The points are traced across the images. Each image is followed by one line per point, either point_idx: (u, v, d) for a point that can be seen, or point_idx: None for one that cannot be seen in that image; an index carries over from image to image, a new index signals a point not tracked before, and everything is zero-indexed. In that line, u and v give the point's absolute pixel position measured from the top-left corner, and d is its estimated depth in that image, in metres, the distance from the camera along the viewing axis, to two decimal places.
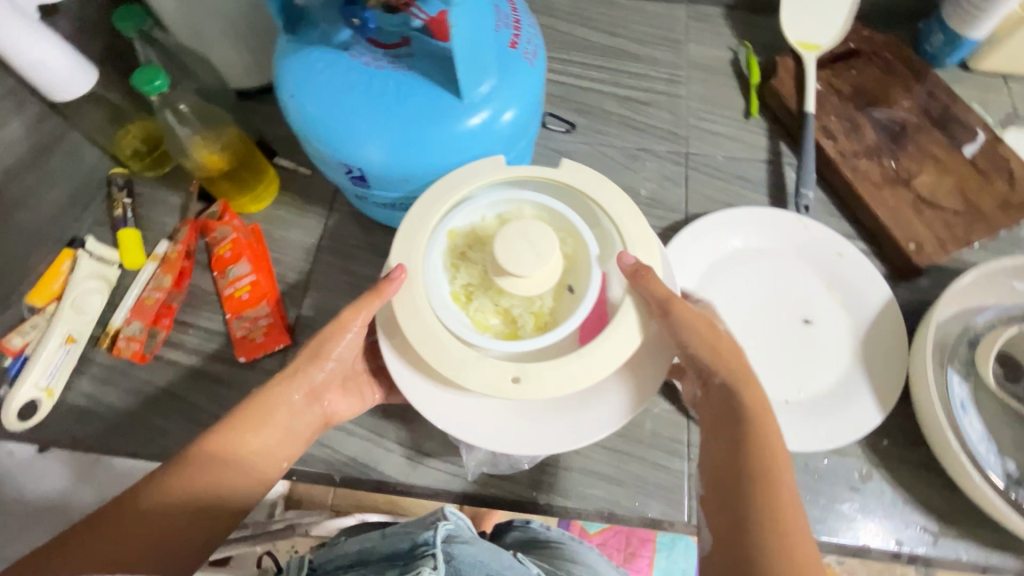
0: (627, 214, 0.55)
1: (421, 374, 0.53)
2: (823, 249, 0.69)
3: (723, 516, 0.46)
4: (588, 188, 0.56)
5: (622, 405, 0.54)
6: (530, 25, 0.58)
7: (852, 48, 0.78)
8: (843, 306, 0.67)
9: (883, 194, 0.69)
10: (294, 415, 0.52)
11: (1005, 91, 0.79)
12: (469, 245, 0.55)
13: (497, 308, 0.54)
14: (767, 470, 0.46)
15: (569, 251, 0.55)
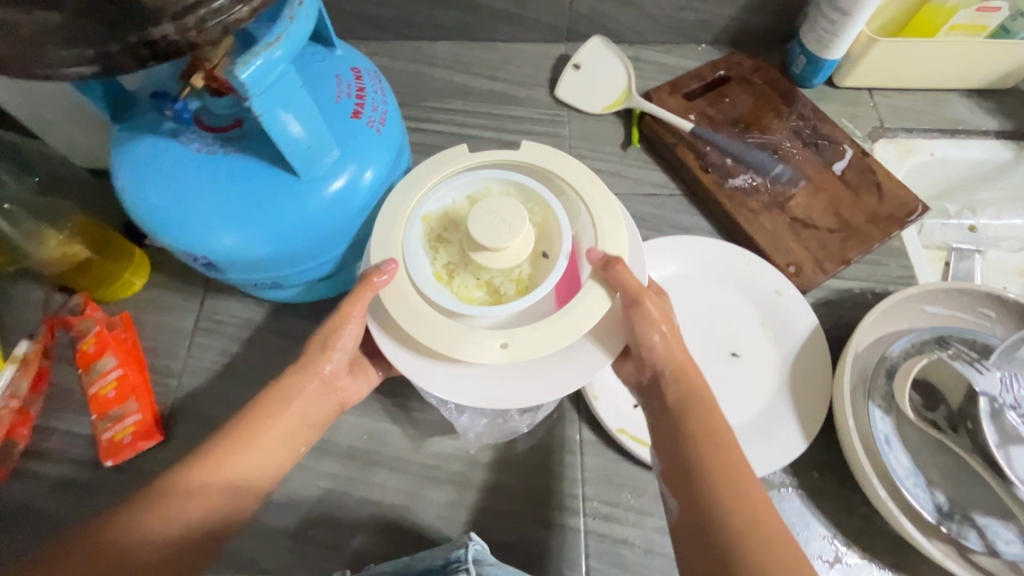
0: (586, 180, 0.55)
1: (411, 349, 0.52)
2: (761, 284, 0.65)
3: (688, 502, 0.45)
4: (549, 164, 0.56)
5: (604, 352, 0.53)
6: (376, 91, 0.57)
7: (723, 76, 0.80)
8: (772, 339, 0.64)
9: (760, 220, 0.69)
10: (312, 404, 0.53)
11: (870, 105, 0.82)
12: (444, 227, 0.54)
13: (479, 281, 0.52)
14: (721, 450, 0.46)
15: (540, 220, 0.54)
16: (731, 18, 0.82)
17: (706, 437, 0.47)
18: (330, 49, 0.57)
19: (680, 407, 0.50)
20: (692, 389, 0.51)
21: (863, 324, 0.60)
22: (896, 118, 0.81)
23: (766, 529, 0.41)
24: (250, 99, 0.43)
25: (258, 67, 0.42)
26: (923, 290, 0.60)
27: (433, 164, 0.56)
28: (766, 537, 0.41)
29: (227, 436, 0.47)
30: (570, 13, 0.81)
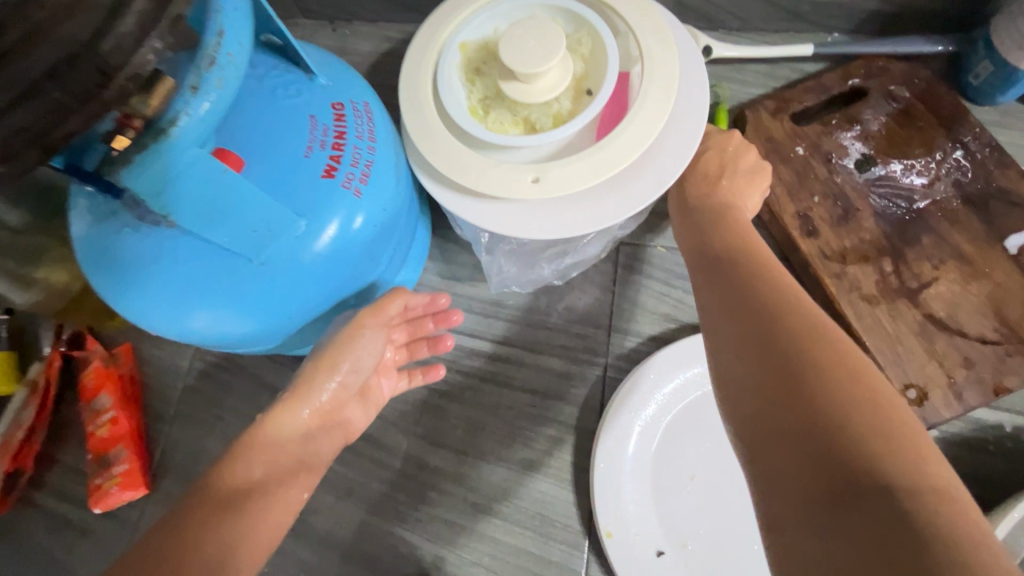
0: (640, 14, 0.48)
1: (439, 183, 0.49)
2: None
3: (743, 359, 0.32)
4: None
5: (653, 179, 0.47)
6: (361, 134, 0.45)
7: (857, 87, 0.58)
8: None
9: (875, 314, 0.50)
10: (310, 438, 0.48)
11: None
12: (482, 59, 0.50)
13: (516, 117, 0.49)
14: (778, 301, 0.33)
15: (587, 51, 0.50)
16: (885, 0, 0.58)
17: (774, 294, 0.34)
18: (309, 77, 0.45)
19: (732, 268, 0.38)
20: (744, 254, 0.39)
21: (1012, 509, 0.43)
22: None
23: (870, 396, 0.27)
24: (151, 204, 0.37)
25: (144, 166, 0.35)
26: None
27: None
28: (869, 403, 0.27)
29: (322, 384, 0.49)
30: None
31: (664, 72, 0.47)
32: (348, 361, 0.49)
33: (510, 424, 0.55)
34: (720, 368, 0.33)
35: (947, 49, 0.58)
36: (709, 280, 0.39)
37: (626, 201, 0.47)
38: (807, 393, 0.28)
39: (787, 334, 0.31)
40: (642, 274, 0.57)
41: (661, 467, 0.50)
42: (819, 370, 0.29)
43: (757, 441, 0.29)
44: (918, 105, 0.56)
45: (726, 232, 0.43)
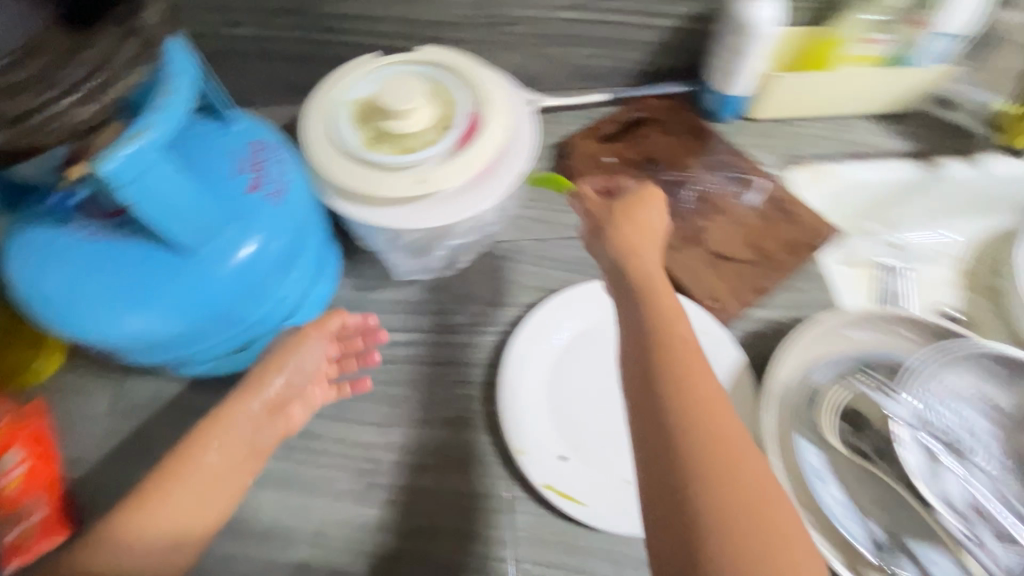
0: (478, 72, 0.69)
1: (346, 199, 0.63)
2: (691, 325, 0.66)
3: (666, 521, 0.39)
4: (448, 59, 0.70)
5: (505, 178, 0.67)
6: (277, 162, 0.57)
7: (639, 117, 0.83)
8: None
9: (678, 256, 0.70)
10: (259, 427, 0.55)
11: (781, 136, 0.85)
12: (366, 108, 0.66)
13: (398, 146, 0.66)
14: (700, 419, 0.43)
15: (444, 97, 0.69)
16: (640, 61, 0.85)
17: (709, 463, 0.40)
18: (231, 122, 0.58)
19: (671, 416, 0.42)
20: (678, 359, 0.46)
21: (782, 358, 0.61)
22: (805, 147, 0.85)
23: (746, 518, 0.39)
24: (115, 188, 0.44)
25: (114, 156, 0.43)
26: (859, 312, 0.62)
27: (354, 64, 0.70)
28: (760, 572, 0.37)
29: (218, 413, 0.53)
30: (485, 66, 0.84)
31: (499, 108, 0.68)
32: (293, 363, 0.58)
33: (429, 392, 0.65)
34: (651, 504, 0.41)
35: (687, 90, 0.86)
36: (646, 425, 0.43)
37: (490, 194, 0.66)
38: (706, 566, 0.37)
39: (705, 537, 0.38)
40: (516, 261, 0.74)
41: (554, 393, 0.63)
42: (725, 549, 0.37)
43: (659, 524, 0.40)
44: (678, 125, 0.82)
45: (672, 366, 0.45)
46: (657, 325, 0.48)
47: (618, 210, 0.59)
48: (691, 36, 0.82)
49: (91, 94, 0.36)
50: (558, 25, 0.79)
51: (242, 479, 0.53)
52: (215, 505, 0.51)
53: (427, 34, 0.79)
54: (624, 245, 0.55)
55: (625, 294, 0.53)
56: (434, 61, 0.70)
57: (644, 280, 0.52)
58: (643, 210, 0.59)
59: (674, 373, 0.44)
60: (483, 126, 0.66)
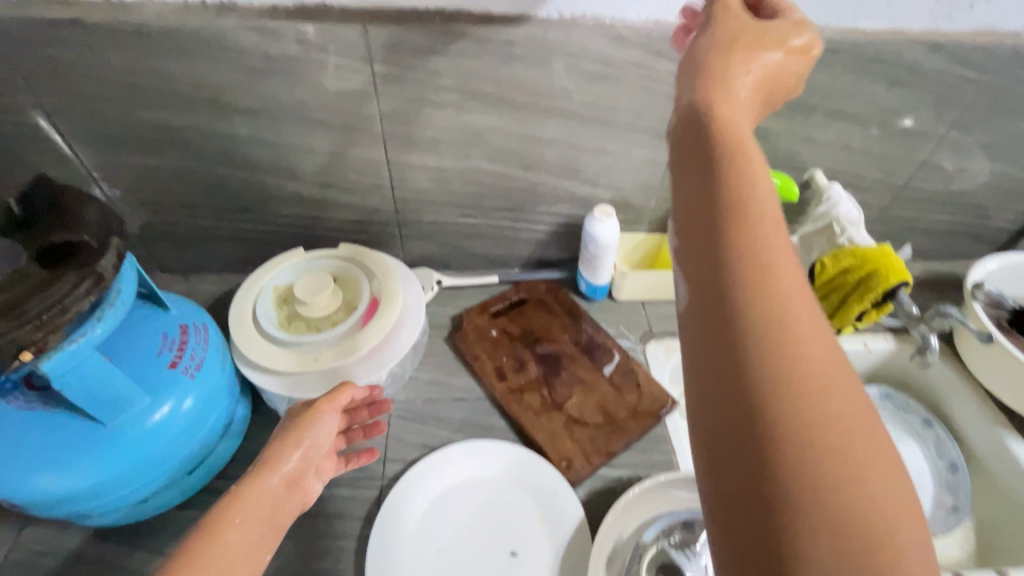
0: (380, 265, 0.88)
1: (256, 369, 0.77)
2: (542, 484, 0.77)
3: (740, 442, 0.34)
4: (357, 254, 0.89)
5: (392, 352, 0.82)
6: (197, 343, 0.72)
7: (522, 296, 1.02)
8: (546, 536, 0.73)
9: (540, 420, 0.84)
10: (276, 502, 0.63)
11: (642, 313, 1.04)
12: (286, 293, 0.83)
13: (308, 325, 0.81)
14: (785, 342, 0.36)
15: (353, 285, 0.86)
16: (530, 252, 1.07)
17: (778, 378, 0.35)
18: (165, 309, 0.73)
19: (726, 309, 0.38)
20: (760, 268, 0.39)
21: (612, 513, 0.72)
22: (661, 323, 1.03)
23: (830, 466, 0.33)
24: (52, 381, 0.56)
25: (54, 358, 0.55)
26: (675, 475, 0.74)
27: (283, 256, 0.87)
28: (835, 498, 0.32)
29: (197, 537, 0.57)
30: (404, 252, 1.05)
31: (392, 295, 0.85)
32: (309, 438, 0.67)
33: (307, 545, 0.72)
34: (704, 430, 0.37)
35: (565, 274, 1.07)
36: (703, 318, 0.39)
37: (378, 367, 0.80)
38: (775, 478, 0.33)
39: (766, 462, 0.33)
40: (405, 419, 0.86)
41: (417, 547, 0.71)
42: (801, 451, 0.33)
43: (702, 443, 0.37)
44: (555, 303, 1.01)
45: (746, 253, 0.39)
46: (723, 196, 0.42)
47: (724, 36, 0.49)
48: (567, 237, 1.04)
49: (42, 325, 0.49)
50: (460, 226, 1.01)
51: (272, 537, 0.61)
52: (250, 541, 0.59)
53: (355, 228, 1.00)
54: (720, 97, 0.46)
55: (693, 159, 0.44)
56: (348, 255, 0.89)
57: (735, 139, 0.44)
58: (758, 53, 0.48)
59: (749, 280, 0.38)
60: (379, 311, 0.83)
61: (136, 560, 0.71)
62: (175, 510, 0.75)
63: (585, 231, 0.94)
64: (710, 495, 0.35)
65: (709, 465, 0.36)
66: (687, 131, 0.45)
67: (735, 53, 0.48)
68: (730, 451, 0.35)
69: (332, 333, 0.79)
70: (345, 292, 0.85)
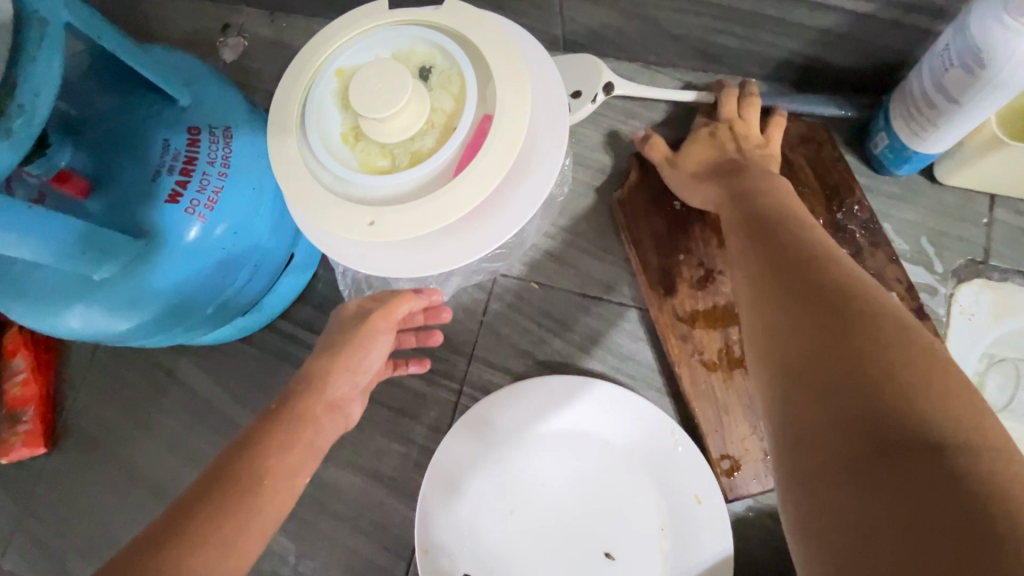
0: (500, 55, 0.49)
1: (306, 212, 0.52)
2: (677, 482, 0.50)
3: (789, 289, 0.34)
4: (466, 30, 0.50)
5: (500, 226, 0.51)
6: (212, 163, 0.50)
7: None
8: (661, 555, 0.49)
9: (710, 382, 0.51)
10: (318, 429, 0.48)
11: (979, 220, 0.54)
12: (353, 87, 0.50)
13: (380, 150, 0.50)
14: (822, 257, 0.36)
15: (456, 90, 0.50)
16: (795, 54, 0.55)
17: (824, 274, 0.34)
18: (174, 101, 0.50)
19: (781, 230, 0.40)
20: (786, 202, 0.44)
21: None
22: (1012, 252, 0.53)
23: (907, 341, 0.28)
24: None
25: None
26: None
27: (357, 19, 0.52)
28: (920, 356, 0.28)
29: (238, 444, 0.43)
30: (562, 18, 0.60)
31: (511, 121, 0.48)
32: (358, 361, 0.51)
33: (364, 435, 0.59)
34: (798, 376, 0.30)
35: (850, 113, 0.56)
36: (760, 231, 0.41)
37: (479, 242, 0.51)
38: (850, 335, 0.29)
39: (828, 290, 0.33)
40: (510, 307, 0.60)
41: (488, 497, 0.53)
42: (857, 301, 0.31)
43: (801, 379, 0.30)
44: (810, 169, 0.55)
45: (769, 193, 0.45)
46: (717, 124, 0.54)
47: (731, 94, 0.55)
48: (893, 33, 0.49)
49: None
50: None
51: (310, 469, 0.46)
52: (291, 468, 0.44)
53: None
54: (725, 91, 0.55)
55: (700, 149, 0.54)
56: (447, 26, 0.51)
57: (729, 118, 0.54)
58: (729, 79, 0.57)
59: (770, 199, 0.44)
60: (488, 146, 0.48)
61: (203, 385, 0.65)
62: (240, 341, 0.65)
63: (957, 43, 0.42)
64: (806, 403, 0.29)
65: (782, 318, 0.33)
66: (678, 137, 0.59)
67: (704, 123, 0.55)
68: (820, 349, 0.30)
69: (410, 178, 0.48)
70: (442, 98, 0.50)
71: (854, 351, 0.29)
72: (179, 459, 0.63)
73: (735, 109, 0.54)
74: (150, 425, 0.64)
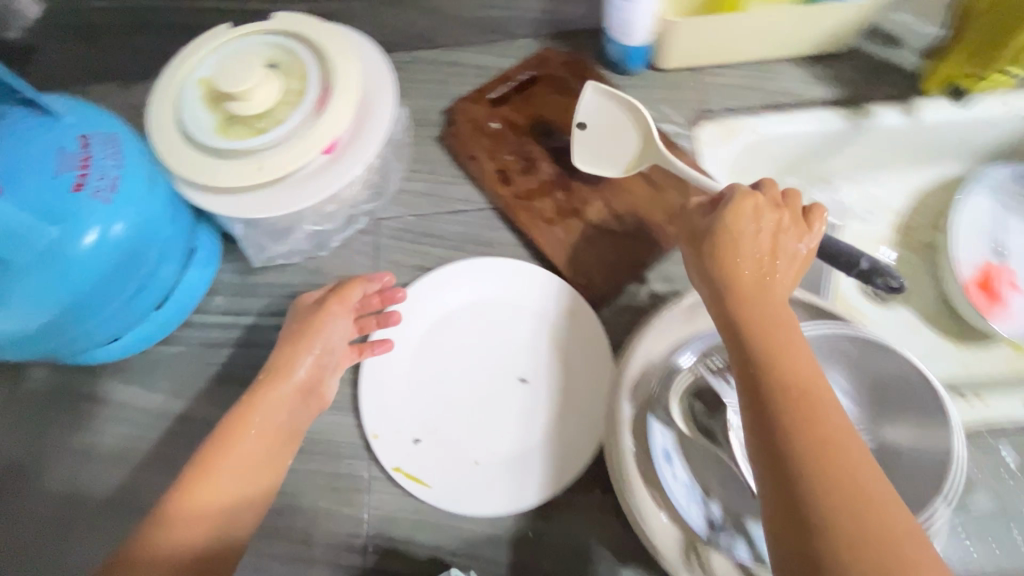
0: (327, 37, 0.65)
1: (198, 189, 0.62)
2: (554, 307, 0.65)
3: (776, 379, 0.44)
4: (296, 29, 0.66)
5: (360, 155, 0.64)
6: (105, 158, 0.58)
7: (532, 77, 0.77)
8: (560, 362, 0.63)
9: (556, 234, 0.68)
10: (296, 406, 0.58)
11: (692, 86, 0.78)
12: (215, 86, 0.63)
13: (248, 124, 0.62)
14: (816, 410, 0.42)
15: (299, 70, 0.65)
16: (540, 11, 0.78)
17: (830, 435, 0.41)
18: (56, 117, 0.58)
19: (781, 336, 0.47)
20: (787, 332, 0.47)
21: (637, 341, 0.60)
22: (721, 100, 0.78)
23: (854, 516, 0.37)
24: None
25: None
26: None
27: (206, 43, 0.66)
28: (862, 530, 0.37)
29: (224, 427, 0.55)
30: (372, 24, 0.78)
31: (347, 77, 0.63)
32: (320, 339, 0.60)
33: None
34: (765, 464, 0.41)
35: None
36: (778, 322, 0.48)
37: (346, 171, 0.63)
38: (805, 510, 0.38)
39: (796, 442, 0.40)
40: (396, 239, 0.72)
41: (417, 376, 0.63)
42: (813, 454, 0.40)
43: (770, 472, 0.40)
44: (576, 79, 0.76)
45: (775, 310, 0.49)
46: (731, 213, 0.53)
47: (767, 238, 0.52)
48: None
49: None
50: None
51: (288, 451, 0.58)
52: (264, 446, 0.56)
53: None
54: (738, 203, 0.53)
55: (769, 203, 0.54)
56: (286, 32, 0.66)
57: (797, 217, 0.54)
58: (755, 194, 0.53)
59: (745, 273, 0.50)
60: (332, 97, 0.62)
61: (134, 396, 0.68)
62: (162, 345, 0.70)
63: None
64: (772, 479, 0.40)
65: (751, 411, 0.44)
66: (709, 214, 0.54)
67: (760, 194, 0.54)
68: (776, 446, 0.41)
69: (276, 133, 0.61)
70: (289, 79, 0.64)
71: (813, 537, 0.37)
72: (124, 469, 0.65)
73: (774, 220, 0.53)
74: (85, 451, 0.66)
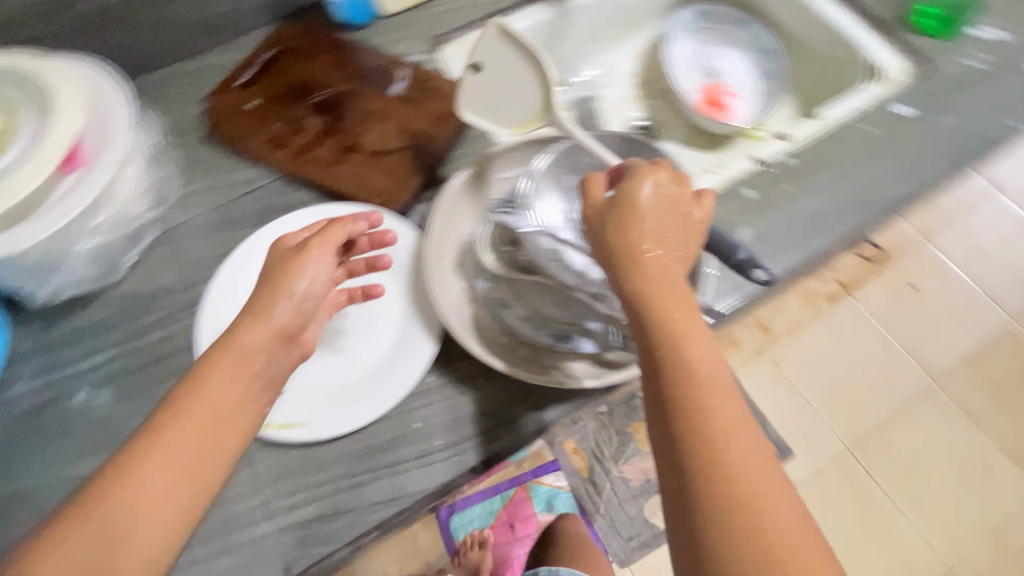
0: (29, 58, 0.61)
1: None
2: None
3: (666, 339, 0.45)
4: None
5: (108, 164, 0.61)
6: None
7: (274, 54, 0.80)
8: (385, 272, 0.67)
9: (343, 171, 0.72)
10: (273, 355, 0.52)
11: (421, 18, 0.86)
12: None
13: None
14: (695, 362, 0.44)
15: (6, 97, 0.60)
16: None
17: (704, 375, 0.44)
18: None
19: (670, 294, 0.48)
20: (687, 297, 0.48)
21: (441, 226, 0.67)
22: (450, 23, 0.87)
23: (728, 481, 0.40)
24: None
25: None
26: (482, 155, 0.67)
27: None
28: (736, 493, 0.40)
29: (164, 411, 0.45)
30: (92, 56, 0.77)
31: (65, 89, 0.60)
32: (294, 286, 0.54)
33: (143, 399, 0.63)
34: (656, 422, 0.44)
35: None
36: (660, 278, 0.48)
37: (96, 183, 0.60)
38: (691, 472, 0.41)
39: (679, 407, 0.43)
40: (197, 239, 0.72)
41: None
42: (696, 422, 0.42)
43: (659, 431, 0.44)
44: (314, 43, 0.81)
45: (673, 288, 0.48)
46: (622, 210, 0.51)
47: (666, 212, 0.52)
48: None
49: None
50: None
51: (250, 415, 0.49)
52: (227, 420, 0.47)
53: None
54: (630, 185, 0.52)
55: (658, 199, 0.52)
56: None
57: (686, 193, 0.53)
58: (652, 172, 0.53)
59: (642, 245, 0.50)
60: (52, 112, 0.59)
61: None
62: None
63: None
64: (660, 439, 0.44)
65: (648, 365, 0.46)
66: (604, 201, 0.52)
67: (655, 167, 0.53)
68: (664, 402, 0.44)
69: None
70: None
71: (698, 500, 0.40)
72: None
73: (667, 181, 0.53)
74: None
